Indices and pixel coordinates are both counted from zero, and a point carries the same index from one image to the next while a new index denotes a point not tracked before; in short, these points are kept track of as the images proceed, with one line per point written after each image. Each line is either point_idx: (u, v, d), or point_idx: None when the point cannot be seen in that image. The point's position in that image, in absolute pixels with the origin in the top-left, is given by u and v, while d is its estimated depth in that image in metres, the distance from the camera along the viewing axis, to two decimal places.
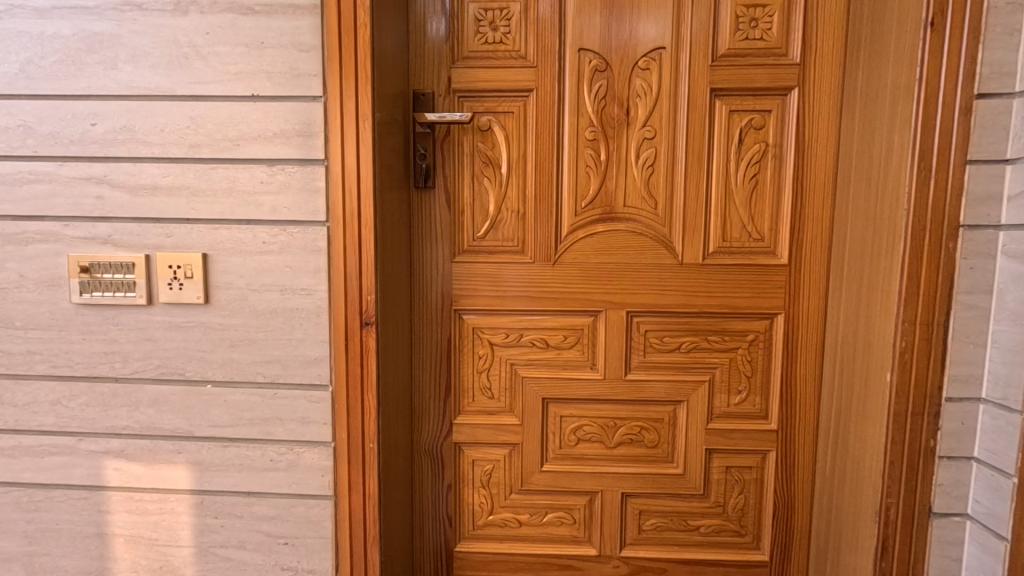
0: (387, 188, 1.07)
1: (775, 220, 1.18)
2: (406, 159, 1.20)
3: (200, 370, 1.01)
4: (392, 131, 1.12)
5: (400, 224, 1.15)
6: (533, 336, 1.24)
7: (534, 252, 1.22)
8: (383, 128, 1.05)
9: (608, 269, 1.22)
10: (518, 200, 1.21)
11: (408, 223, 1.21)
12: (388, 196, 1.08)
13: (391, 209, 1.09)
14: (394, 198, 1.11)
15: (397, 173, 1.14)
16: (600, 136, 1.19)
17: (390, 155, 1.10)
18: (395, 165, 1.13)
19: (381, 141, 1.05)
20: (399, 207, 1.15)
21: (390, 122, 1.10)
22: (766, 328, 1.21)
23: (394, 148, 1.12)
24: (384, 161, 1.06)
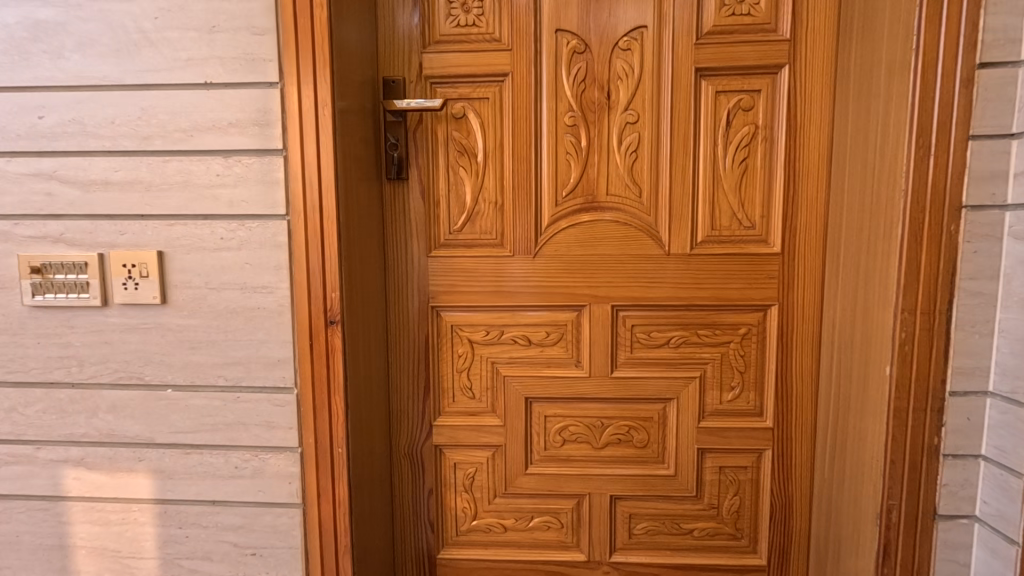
0: (355, 179, 1.02)
1: (767, 207, 1.12)
2: (377, 150, 1.14)
3: (159, 374, 0.96)
4: (360, 120, 1.06)
5: (371, 218, 1.10)
6: (514, 333, 1.19)
7: (513, 244, 1.16)
8: (348, 116, 1.00)
9: (592, 261, 1.16)
10: (495, 190, 1.16)
11: (381, 217, 1.16)
12: (356, 188, 1.02)
13: (360, 202, 1.04)
14: (363, 190, 1.06)
15: (367, 165, 1.09)
16: (580, 121, 1.13)
17: (358, 145, 1.05)
18: (364, 157, 1.08)
19: (346, 130, 0.99)
20: (370, 200, 1.10)
21: (356, 111, 1.05)
22: (758, 321, 1.15)
23: (362, 138, 1.07)
24: (350, 151, 1.01)
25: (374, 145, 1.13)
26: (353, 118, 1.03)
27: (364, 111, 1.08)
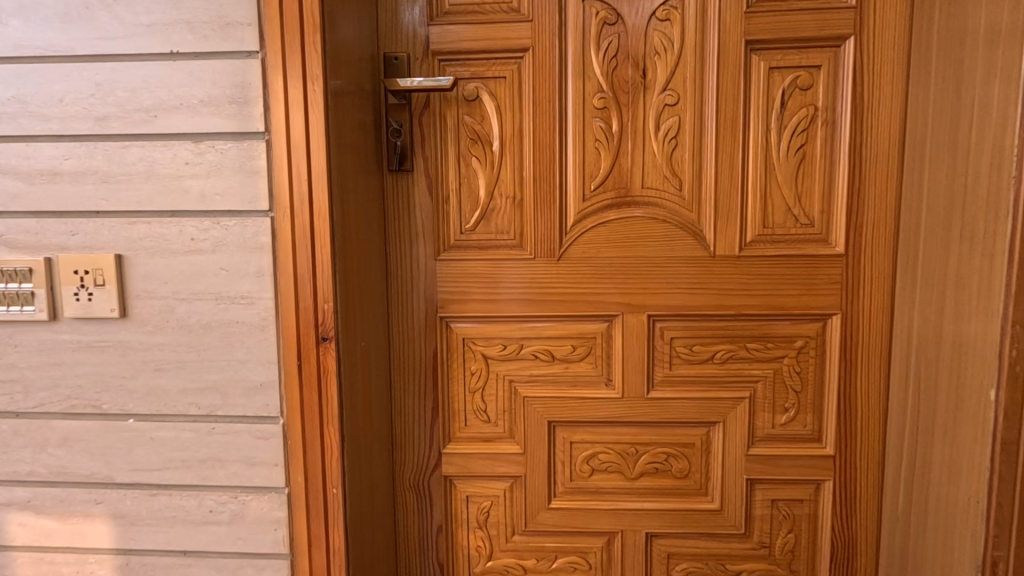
0: (352, 170, 0.87)
1: (827, 201, 0.97)
2: (378, 137, 0.99)
3: (119, 401, 0.81)
4: (358, 101, 0.91)
5: (370, 215, 0.94)
6: (535, 347, 1.03)
7: (534, 246, 1.01)
8: (343, 95, 0.85)
9: (625, 263, 1.01)
10: (512, 184, 1.01)
11: (382, 214, 1.01)
12: (353, 180, 0.87)
13: (358, 197, 0.89)
14: (361, 183, 0.91)
15: (366, 154, 0.94)
16: (611, 103, 0.98)
17: (355, 130, 0.90)
18: (363, 144, 0.93)
19: (341, 111, 0.84)
20: (370, 194, 0.95)
21: (353, 90, 0.90)
22: (817, 332, 0.99)
23: (360, 122, 0.92)
24: (346, 136, 0.86)
25: (375, 131, 0.98)
26: (349, 98, 0.88)
27: (363, 91, 0.94)
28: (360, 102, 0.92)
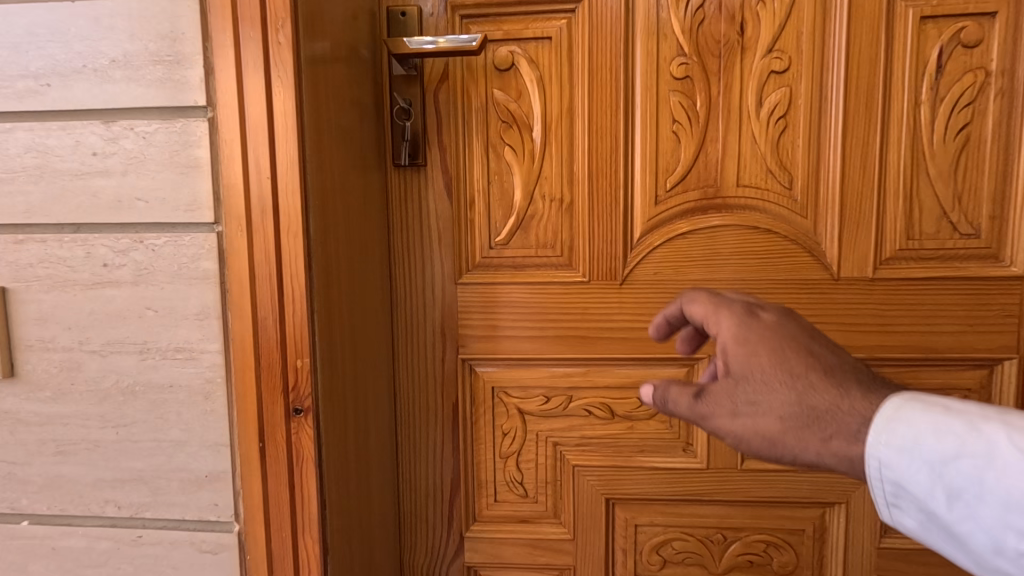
0: (339, 163, 0.62)
1: (1001, 202, 0.70)
2: (379, 121, 0.74)
3: (8, 496, 0.56)
4: (350, 70, 0.66)
5: (366, 227, 0.69)
6: (589, 400, 0.78)
7: (588, 265, 0.75)
8: (325, 58, 0.60)
9: (712, 289, 0.74)
10: (558, 182, 0.75)
11: (382, 224, 0.76)
12: (341, 178, 0.62)
13: (348, 201, 0.64)
14: (354, 182, 0.66)
15: (361, 143, 0.69)
16: (696, 70, 0.72)
17: (346, 108, 0.65)
18: (358, 129, 0.68)
19: (323, 80, 0.59)
20: (367, 198, 0.70)
21: (342, 53, 0.64)
22: (982, 384, 0.72)
23: (353, 99, 0.67)
24: (332, 116, 0.60)
25: (375, 113, 0.73)
26: (336, 64, 0.63)
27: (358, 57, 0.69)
28: (354, 70, 0.67)
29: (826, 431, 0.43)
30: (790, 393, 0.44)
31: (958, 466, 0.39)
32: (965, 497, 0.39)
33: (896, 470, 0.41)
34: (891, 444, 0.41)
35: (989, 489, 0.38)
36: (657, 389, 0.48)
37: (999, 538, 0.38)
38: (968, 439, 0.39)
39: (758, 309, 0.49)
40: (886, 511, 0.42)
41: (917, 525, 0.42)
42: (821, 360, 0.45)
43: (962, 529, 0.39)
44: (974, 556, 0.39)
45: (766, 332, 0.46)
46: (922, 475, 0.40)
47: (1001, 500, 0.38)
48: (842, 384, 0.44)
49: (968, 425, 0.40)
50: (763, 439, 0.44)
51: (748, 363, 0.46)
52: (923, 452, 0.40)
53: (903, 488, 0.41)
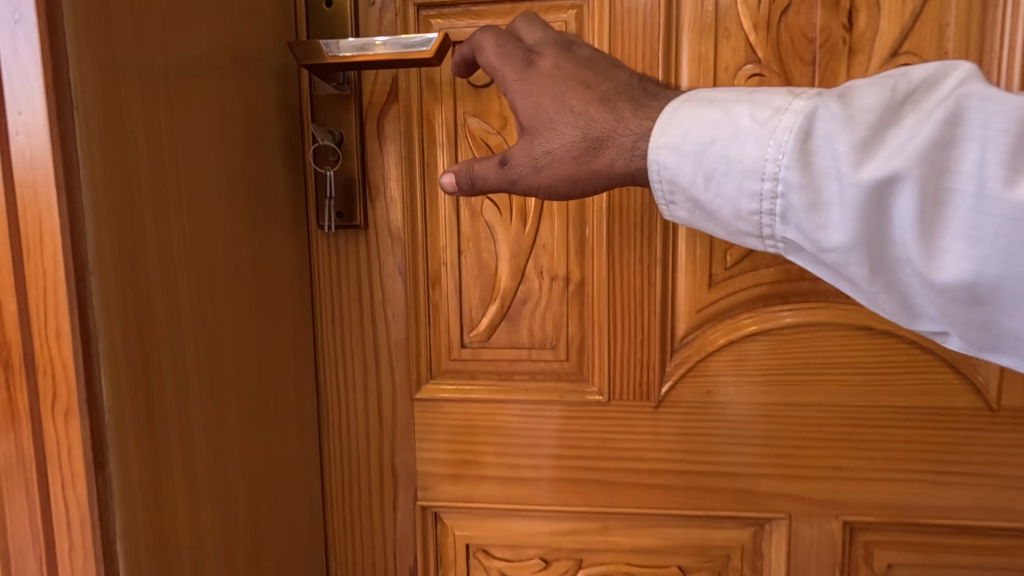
0: (191, 251, 0.37)
1: None
2: (298, 164, 0.50)
3: None
4: (238, 93, 0.42)
5: (259, 333, 0.45)
6: (607, 567, 0.53)
7: (607, 375, 0.51)
8: (165, 78, 0.35)
9: (795, 417, 0.49)
10: (562, 253, 0.50)
11: (302, 315, 0.51)
12: (197, 274, 0.38)
13: (213, 306, 0.40)
14: (231, 271, 0.41)
15: (258, 205, 0.45)
16: (775, 86, 0.47)
17: (221, 155, 0.40)
18: (251, 183, 0.44)
19: (158, 116, 0.35)
20: (263, 288, 0.45)
21: (217, 68, 0.40)
22: None
23: (245, 139, 0.43)
24: (177, 175, 0.36)
25: (289, 152, 0.49)
26: (199, 86, 0.38)
27: (257, 71, 0.44)
28: (245, 93, 0.43)
29: (604, 162, 0.38)
30: (590, 99, 0.38)
31: (729, 164, 0.34)
32: (744, 190, 0.34)
33: (671, 171, 0.36)
34: (667, 145, 0.35)
35: (737, 169, 0.34)
36: (457, 172, 0.42)
37: (747, 211, 0.34)
38: (739, 133, 0.34)
39: (536, 58, 0.41)
40: (664, 208, 0.38)
41: (686, 213, 0.37)
42: (636, 117, 0.37)
43: (721, 214, 0.35)
44: (723, 222, 0.36)
45: (546, 73, 0.40)
46: (693, 170, 0.35)
47: (745, 190, 0.34)
48: (616, 106, 0.38)
49: (741, 110, 0.34)
50: (566, 181, 0.39)
51: (535, 118, 0.40)
52: (696, 137, 0.35)
53: (675, 177, 0.36)
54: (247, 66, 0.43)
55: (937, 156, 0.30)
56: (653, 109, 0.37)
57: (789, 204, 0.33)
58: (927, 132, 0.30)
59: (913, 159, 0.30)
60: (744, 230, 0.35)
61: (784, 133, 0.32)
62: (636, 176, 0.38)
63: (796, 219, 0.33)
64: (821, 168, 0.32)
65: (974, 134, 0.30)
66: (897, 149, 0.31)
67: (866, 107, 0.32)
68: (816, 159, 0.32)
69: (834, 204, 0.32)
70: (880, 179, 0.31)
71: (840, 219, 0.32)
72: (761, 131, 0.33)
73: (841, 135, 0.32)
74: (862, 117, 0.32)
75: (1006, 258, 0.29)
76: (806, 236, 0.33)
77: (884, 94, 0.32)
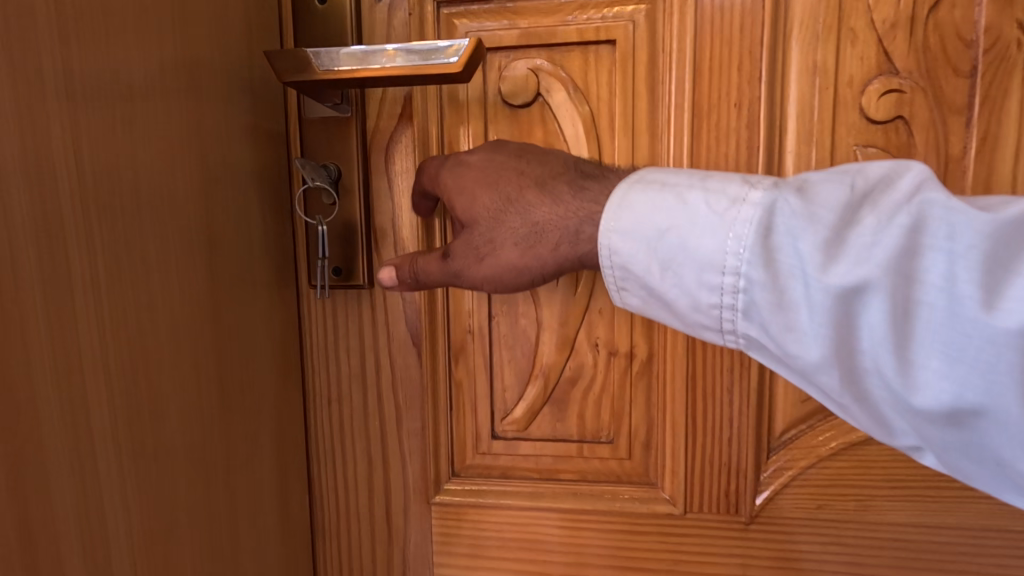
0: (110, 355, 0.26)
1: None
2: (282, 206, 0.38)
3: None
4: (191, 123, 0.30)
5: (226, 439, 0.34)
6: None
7: (682, 480, 0.39)
8: (57, 110, 0.24)
9: (935, 544, 0.37)
10: (625, 322, 0.39)
11: (290, 399, 0.40)
12: (120, 385, 0.27)
13: (152, 423, 0.28)
14: (179, 369, 0.30)
15: (224, 269, 0.33)
16: (917, 107, 0.35)
17: (166, 212, 0.29)
18: (213, 244, 0.32)
19: (41, 167, 0.23)
20: (231, 379, 0.34)
21: (159, 89, 0.28)
22: None
23: (205, 184, 0.31)
24: (78, 250, 0.25)
25: (271, 193, 0.37)
26: (127, 118, 0.27)
27: (222, 90, 0.33)
28: (203, 122, 0.31)
29: (544, 248, 0.32)
30: (523, 186, 0.33)
31: (678, 251, 0.27)
32: (702, 275, 0.27)
33: (625, 250, 0.29)
34: (622, 225, 0.29)
35: (692, 254, 0.27)
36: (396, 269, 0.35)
37: (705, 304, 0.27)
38: (694, 221, 0.27)
39: (462, 154, 0.35)
40: (615, 293, 0.30)
41: (641, 298, 0.30)
42: (587, 209, 0.31)
43: (677, 302, 0.28)
44: (680, 312, 0.28)
45: (484, 162, 0.34)
46: (646, 252, 0.28)
47: (702, 279, 0.27)
48: (554, 192, 0.32)
49: (698, 192, 0.27)
50: (509, 271, 0.33)
51: (468, 206, 0.34)
52: (642, 224, 0.28)
53: (626, 261, 0.29)
54: (207, 85, 0.32)
55: (904, 267, 0.23)
56: (593, 203, 0.31)
57: (752, 299, 0.26)
58: (894, 238, 0.23)
59: (884, 268, 0.23)
60: (704, 326, 0.28)
61: (745, 220, 0.26)
62: (585, 260, 0.32)
63: (759, 317, 0.26)
64: (785, 266, 0.25)
65: (938, 247, 0.23)
66: (874, 246, 0.23)
67: (830, 202, 0.25)
68: (780, 255, 0.25)
69: (800, 309, 0.25)
70: (849, 287, 0.23)
71: (812, 326, 0.24)
72: (717, 215, 0.26)
73: (802, 224, 0.25)
74: (822, 214, 0.25)
75: (989, 386, 0.21)
76: (772, 339, 0.26)
77: (844, 189, 0.25)
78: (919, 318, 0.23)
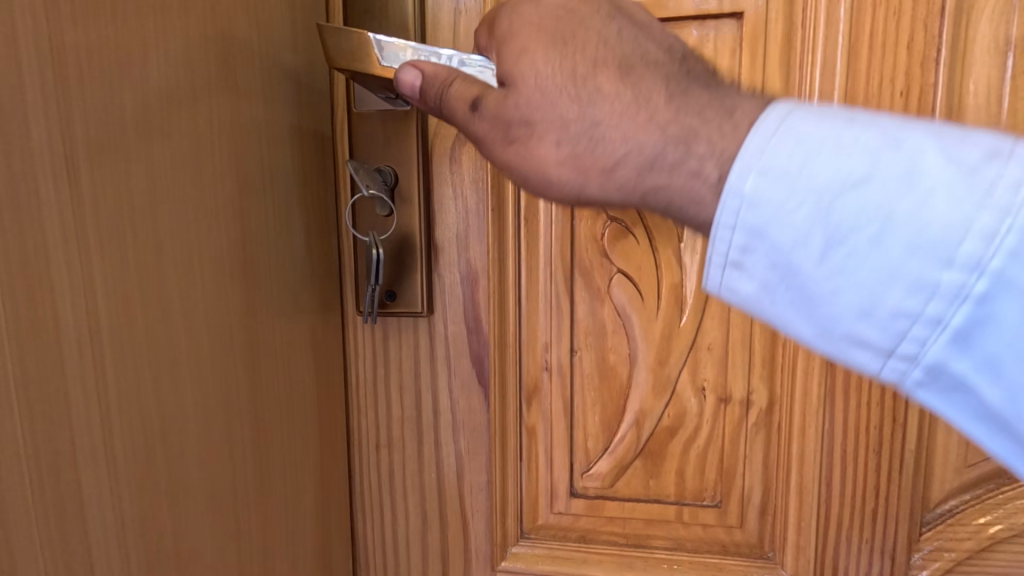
0: (116, 418, 0.20)
1: None
2: (330, 228, 0.32)
3: None
4: (220, 118, 0.24)
5: (260, 506, 0.27)
6: None
7: (808, 555, 0.32)
8: (40, 93, 0.17)
9: None
10: (743, 362, 0.32)
11: (334, 446, 0.34)
12: (127, 456, 0.20)
13: (170, 500, 0.22)
14: (203, 428, 0.24)
15: (259, 306, 0.27)
16: None
17: (189, 229, 0.22)
18: (246, 271, 0.26)
19: (18, 172, 0.17)
20: (265, 433, 0.28)
21: (180, 72, 0.22)
22: None
23: (238, 194, 0.25)
24: (68, 281, 0.18)
25: (317, 210, 0.31)
26: (137, 108, 0.20)
27: (258, 76, 0.26)
28: (235, 116, 0.25)
29: (598, 157, 0.20)
30: (606, 57, 0.20)
31: (871, 223, 0.16)
32: (901, 271, 0.16)
33: (765, 209, 0.17)
34: (770, 165, 0.17)
35: (899, 239, 0.16)
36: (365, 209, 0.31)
37: (884, 317, 0.17)
38: (927, 191, 0.16)
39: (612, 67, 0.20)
40: (715, 275, 0.19)
41: (755, 288, 0.18)
42: (716, 121, 0.19)
43: (836, 303, 0.17)
44: (826, 320, 0.17)
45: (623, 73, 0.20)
46: (804, 217, 0.17)
47: (897, 273, 0.16)
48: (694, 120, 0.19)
49: (918, 137, 0.16)
50: (562, 157, 0.20)
51: (514, 61, 0.21)
52: (811, 164, 0.17)
53: (761, 226, 0.18)
54: (240, 69, 0.25)
55: None
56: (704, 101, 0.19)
57: (994, 318, 0.15)
58: None
59: None
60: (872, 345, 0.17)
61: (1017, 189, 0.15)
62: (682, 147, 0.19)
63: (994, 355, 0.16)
64: None
65: None
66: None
67: None
68: None
69: None
70: None
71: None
72: (960, 170, 0.16)
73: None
74: None
75: None
76: (984, 380, 0.16)
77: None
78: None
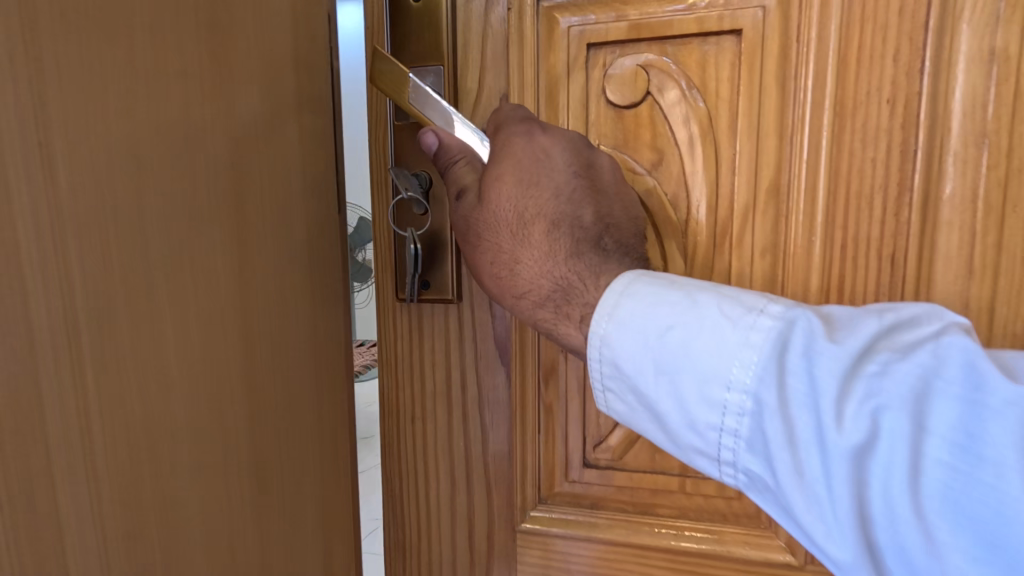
0: (100, 422, 0.23)
1: None
2: (328, 250, 0.37)
3: None
4: (219, 144, 0.28)
5: (252, 486, 0.31)
6: None
7: None
8: (31, 136, 0.21)
9: None
10: None
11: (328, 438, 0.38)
12: (121, 426, 0.24)
13: (155, 496, 0.26)
14: (198, 409, 0.28)
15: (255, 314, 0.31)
16: None
17: (181, 238, 0.27)
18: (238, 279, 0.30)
19: (13, 204, 0.20)
20: (258, 421, 0.32)
21: (177, 105, 0.26)
22: None
23: (211, 219, 0.28)
24: (53, 298, 0.21)
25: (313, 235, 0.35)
26: (124, 149, 0.24)
27: (261, 111, 0.31)
28: (235, 147, 0.29)
29: (527, 264, 0.31)
30: (547, 209, 0.31)
31: (676, 360, 0.26)
32: (699, 397, 0.26)
33: (614, 348, 0.28)
34: (617, 317, 0.28)
35: (691, 374, 0.26)
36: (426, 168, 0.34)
37: (697, 425, 0.26)
38: (702, 333, 0.26)
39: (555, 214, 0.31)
40: (600, 395, 0.29)
41: (624, 403, 0.28)
42: (590, 279, 0.31)
43: (669, 416, 0.27)
44: (667, 428, 0.27)
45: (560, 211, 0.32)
46: (637, 354, 0.27)
47: (698, 394, 0.26)
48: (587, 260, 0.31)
49: (701, 299, 0.27)
50: (500, 257, 0.32)
51: (492, 184, 0.31)
52: (637, 314, 0.28)
53: (615, 359, 0.28)
54: (225, 108, 0.29)
55: (906, 402, 0.23)
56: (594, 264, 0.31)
57: (759, 428, 0.24)
58: (896, 376, 0.23)
59: (886, 394, 0.23)
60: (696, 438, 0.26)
61: (756, 335, 0.25)
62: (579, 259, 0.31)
63: (764, 449, 0.24)
64: (794, 376, 0.24)
65: (943, 393, 0.22)
66: (881, 375, 0.23)
67: (846, 337, 0.25)
68: (790, 376, 0.24)
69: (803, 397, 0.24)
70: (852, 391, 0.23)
71: (816, 449, 0.23)
72: (724, 321, 0.26)
73: (817, 341, 0.24)
74: (840, 347, 0.24)
75: (978, 535, 0.20)
76: (765, 471, 0.25)
77: (874, 320, 0.25)
78: (926, 449, 0.22)
